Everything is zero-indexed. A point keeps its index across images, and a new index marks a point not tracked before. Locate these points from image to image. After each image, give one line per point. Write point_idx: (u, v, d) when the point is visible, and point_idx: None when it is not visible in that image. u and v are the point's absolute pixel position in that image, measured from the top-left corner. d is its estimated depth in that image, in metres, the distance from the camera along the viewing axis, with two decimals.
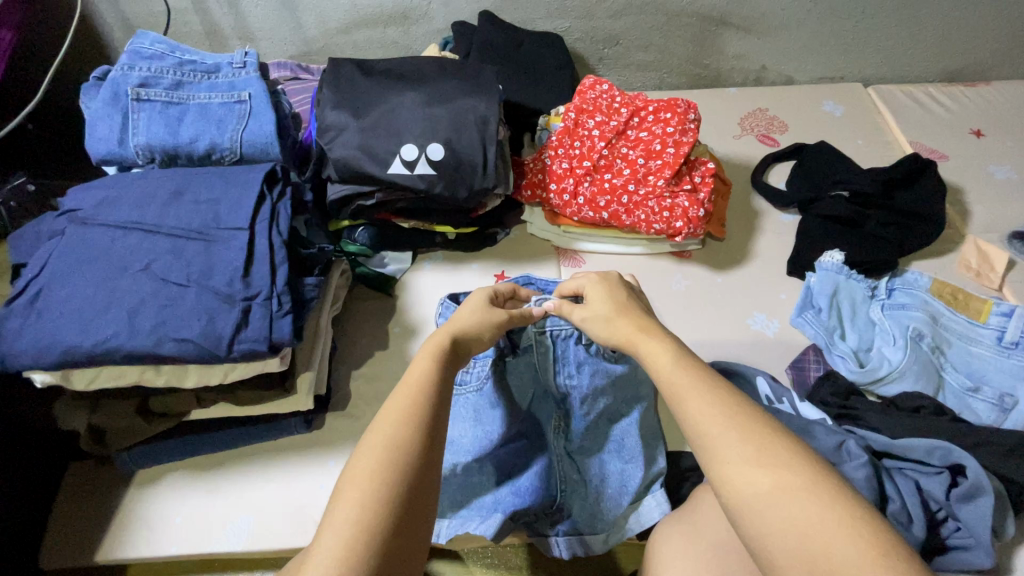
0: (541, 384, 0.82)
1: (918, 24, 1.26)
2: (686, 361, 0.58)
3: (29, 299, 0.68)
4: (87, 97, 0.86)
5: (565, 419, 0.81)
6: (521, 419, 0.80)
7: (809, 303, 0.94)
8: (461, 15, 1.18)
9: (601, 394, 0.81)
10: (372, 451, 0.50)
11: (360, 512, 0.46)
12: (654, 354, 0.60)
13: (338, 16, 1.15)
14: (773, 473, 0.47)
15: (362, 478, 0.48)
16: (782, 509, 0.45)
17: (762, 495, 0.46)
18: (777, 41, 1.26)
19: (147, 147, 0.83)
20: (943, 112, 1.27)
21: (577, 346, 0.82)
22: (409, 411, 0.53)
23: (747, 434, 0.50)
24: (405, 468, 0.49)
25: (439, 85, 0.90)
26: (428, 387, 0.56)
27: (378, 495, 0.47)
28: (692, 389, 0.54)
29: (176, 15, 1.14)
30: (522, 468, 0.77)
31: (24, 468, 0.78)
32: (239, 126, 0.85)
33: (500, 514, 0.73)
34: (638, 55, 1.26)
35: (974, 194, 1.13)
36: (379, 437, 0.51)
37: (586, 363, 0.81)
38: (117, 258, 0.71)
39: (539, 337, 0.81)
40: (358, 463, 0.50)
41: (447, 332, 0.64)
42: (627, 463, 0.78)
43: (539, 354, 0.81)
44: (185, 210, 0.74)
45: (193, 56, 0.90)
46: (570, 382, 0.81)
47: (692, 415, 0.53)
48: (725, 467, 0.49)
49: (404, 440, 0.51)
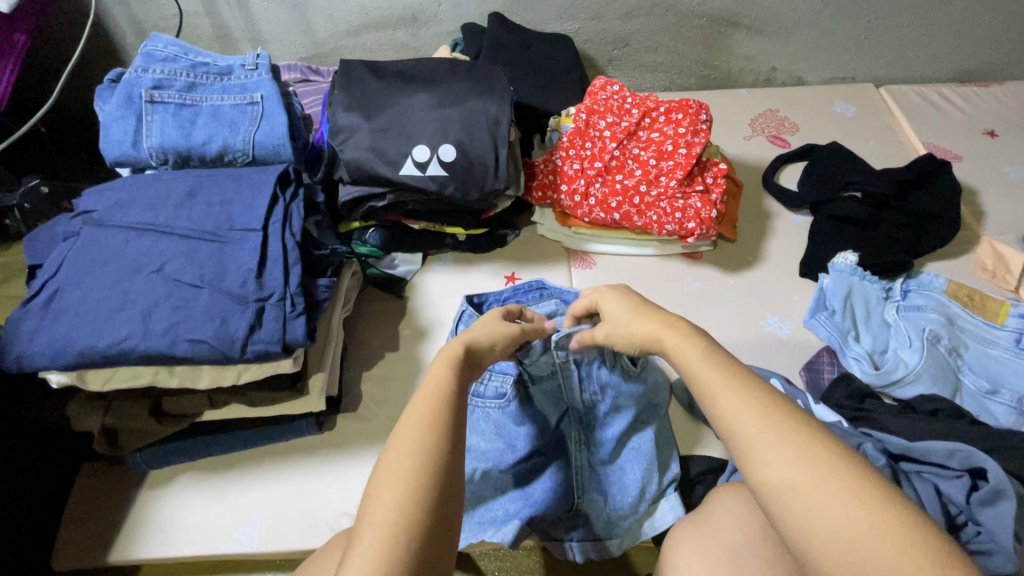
0: (563, 404, 0.80)
1: (930, 24, 1.25)
2: (717, 357, 0.56)
3: (44, 300, 0.69)
4: (101, 99, 0.86)
5: (588, 430, 0.80)
6: (547, 433, 0.79)
7: (822, 304, 0.93)
8: (471, 17, 1.18)
9: (624, 408, 0.80)
10: (401, 455, 0.50)
11: (396, 514, 0.47)
12: (683, 350, 0.58)
13: (348, 19, 1.16)
14: (813, 473, 0.46)
15: (393, 482, 0.49)
16: (823, 512, 0.44)
17: (803, 497, 0.45)
18: (788, 42, 1.26)
19: (161, 149, 0.83)
20: (956, 113, 1.26)
21: (600, 368, 0.80)
22: (433, 415, 0.53)
23: (783, 433, 0.48)
24: (435, 474, 0.50)
25: (450, 86, 0.90)
26: (451, 392, 0.56)
27: (410, 499, 0.48)
28: (724, 386, 0.53)
29: (187, 18, 1.14)
30: (536, 476, 0.77)
31: (36, 469, 0.78)
32: (252, 128, 0.85)
33: (517, 522, 0.73)
34: (648, 56, 1.26)
35: (989, 195, 1.11)
36: (409, 441, 0.51)
37: (609, 382, 0.81)
38: (131, 260, 0.71)
39: (562, 364, 0.80)
40: (388, 469, 0.50)
41: (461, 341, 0.63)
42: (646, 467, 0.77)
43: (562, 380, 0.80)
44: (199, 212, 0.74)
45: (205, 58, 0.91)
46: (592, 401, 0.80)
47: (726, 413, 0.52)
48: (762, 466, 0.48)
49: (430, 446, 0.51)
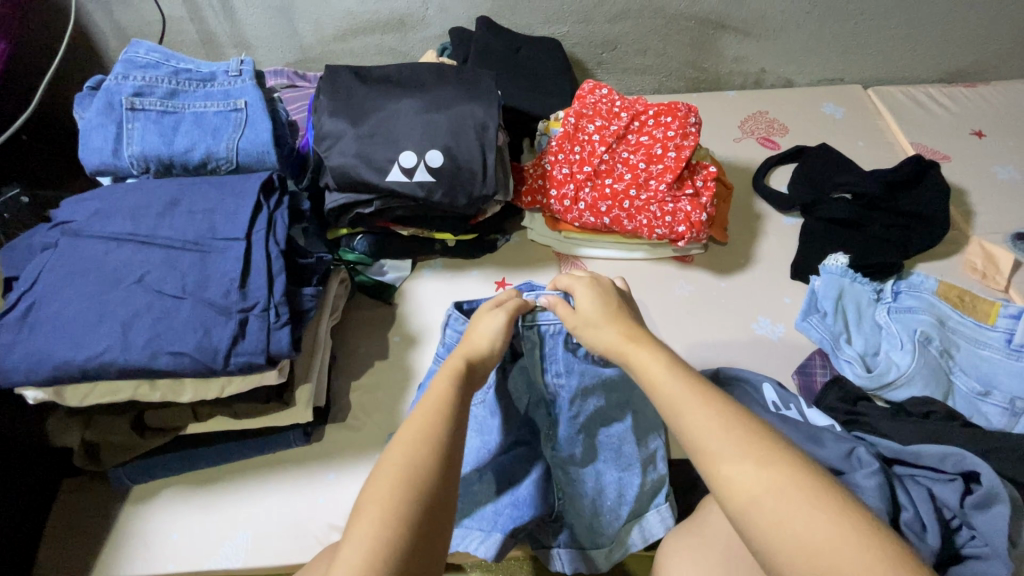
0: (532, 388, 0.79)
1: (917, 26, 1.26)
2: (680, 371, 0.57)
3: (21, 314, 0.67)
4: (80, 107, 0.85)
5: (552, 420, 0.79)
6: (518, 427, 0.78)
7: (814, 307, 0.93)
8: (459, 21, 1.18)
9: (590, 393, 0.78)
10: (384, 484, 0.50)
11: (385, 528, 0.47)
12: (648, 364, 0.59)
13: (334, 23, 1.15)
14: (779, 486, 0.47)
15: (377, 510, 0.48)
16: (787, 524, 0.45)
17: (772, 514, 0.46)
18: (777, 44, 1.26)
19: (142, 157, 0.82)
20: (944, 113, 1.27)
21: (569, 347, 0.78)
22: (426, 431, 0.54)
23: (750, 449, 0.49)
24: (418, 497, 0.50)
25: (437, 92, 0.89)
26: (426, 414, 0.56)
27: (392, 523, 0.48)
28: (689, 403, 0.54)
29: (171, 24, 1.13)
30: (521, 476, 0.75)
31: (16, 484, 0.77)
32: (235, 135, 0.84)
33: (499, 534, 0.72)
34: (637, 60, 1.26)
35: (978, 195, 1.12)
36: (389, 471, 0.51)
37: (576, 362, 0.78)
38: (111, 271, 0.69)
39: (525, 335, 0.77)
40: (373, 497, 0.50)
41: (461, 355, 0.64)
42: (623, 471, 0.77)
43: (529, 354, 0.78)
44: (180, 221, 0.73)
45: (188, 64, 0.90)
46: (558, 382, 0.78)
47: (692, 431, 0.52)
48: (732, 483, 0.48)
49: (424, 469, 0.51)
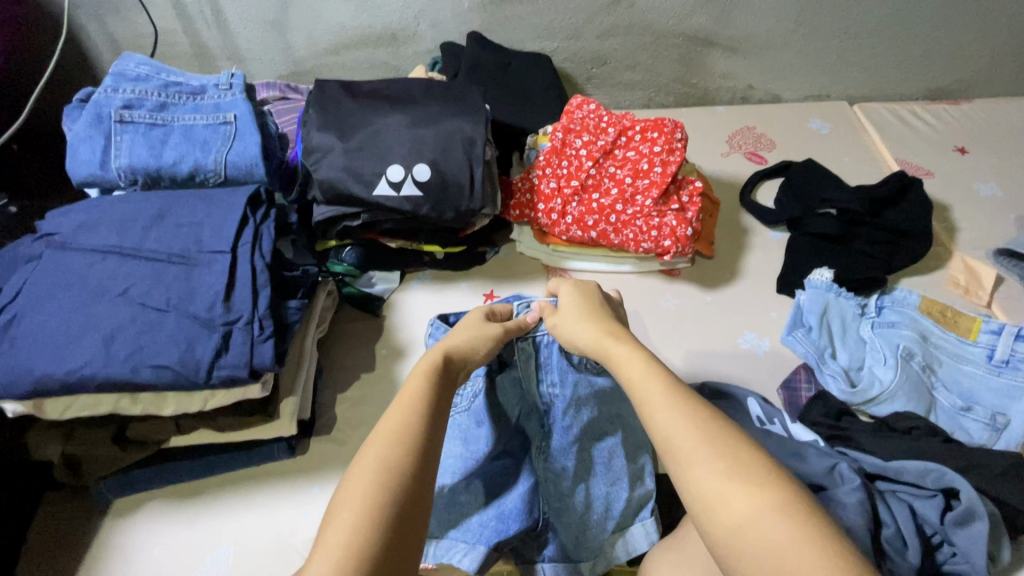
0: (527, 399, 0.81)
1: (900, 45, 1.28)
2: (657, 371, 0.57)
3: (3, 327, 0.66)
4: (69, 118, 0.85)
5: (543, 430, 0.80)
6: (508, 439, 0.79)
7: (799, 321, 0.94)
8: (451, 36, 1.19)
9: (583, 405, 0.80)
10: (355, 484, 0.49)
11: (357, 529, 0.46)
12: (629, 363, 0.59)
13: (326, 37, 1.16)
14: (747, 486, 0.46)
15: (355, 507, 0.47)
16: (749, 525, 0.44)
17: (737, 514, 0.45)
18: (763, 60, 1.28)
19: (130, 169, 0.82)
20: (928, 130, 1.29)
21: (563, 357, 0.81)
22: (400, 432, 0.53)
23: (720, 448, 0.49)
24: (394, 495, 0.49)
25: (425, 107, 0.90)
26: (405, 413, 0.55)
27: (364, 518, 0.46)
28: (666, 403, 0.53)
29: (165, 37, 1.14)
30: (509, 488, 0.76)
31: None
32: (223, 148, 0.84)
33: (483, 547, 0.71)
34: (626, 75, 1.27)
35: (962, 211, 1.14)
36: (364, 466, 0.50)
37: (570, 372, 0.81)
38: (95, 283, 0.69)
39: (522, 345, 0.80)
40: (344, 499, 0.48)
41: (440, 349, 0.65)
42: (612, 485, 0.77)
43: (524, 363, 0.80)
44: (166, 233, 0.73)
45: (179, 78, 0.90)
46: (553, 391, 0.81)
47: (665, 430, 0.52)
48: (698, 482, 0.47)
49: (399, 464, 0.51)
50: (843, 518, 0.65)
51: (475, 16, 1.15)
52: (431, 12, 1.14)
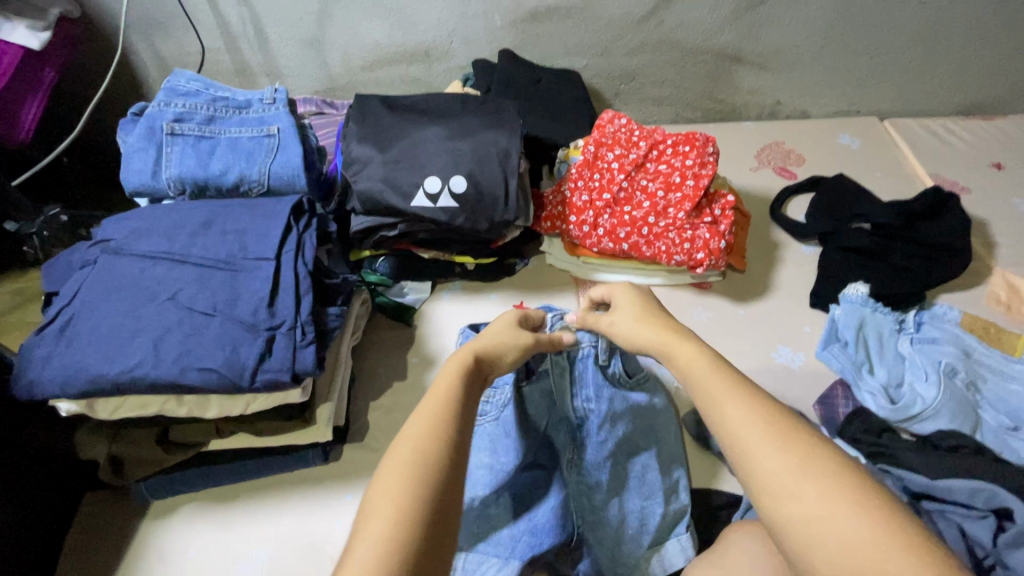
0: (557, 410, 0.80)
1: (933, 61, 1.27)
2: (716, 365, 0.54)
3: (59, 328, 0.69)
4: (123, 131, 0.89)
5: (577, 446, 0.79)
6: (539, 449, 0.79)
7: (835, 336, 0.93)
8: (482, 53, 1.22)
9: (618, 420, 0.80)
10: (388, 480, 0.49)
11: (392, 527, 0.46)
12: (687, 360, 0.56)
13: (362, 55, 1.20)
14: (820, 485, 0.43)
15: (384, 506, 0.47)
16: (822, 521, 0.41)
17: (809, 511, 0.42)
18: (792, 77, 1.28)
19: (180, 179, 0.85)
20: (962, 145, 1.28)
21: (601, 371, 0.80)
22: (432, 429, 0.53)
23: (787, 445, 0.46)
24: (430, 497, 0.48)
25: (461, 120, 0.92)
26: (432, 415, 0.54)
27: (397, 518, 0.46)
28: (732, 397, 0.50)
29: (209, 54, 1.19)
30: (539, 501, 0.75)
31: (41, 497, 0.77)
32: (267, 159, 0.87)
33: (517, 562, 0.71)
34: (654, 91, 1.29)
35: (999, 227, 1.12)
36: (392, 464, 0.50)
37: (605, 387, 0.80)
38: (146, 288, 0.71)
39: (557, 359, 0.78)
40: (377, 495, 0.48)
41: (471, 349, 0.64)
42: (646, 500, 0.77)
43: (557, 376, 0.79)
44: (213, 241, 0.75)
45: (225, 93, 0.94)
46: (587, 406, 0.80)
47: (728, 427, 0.49)
48: (762, 478, 0.45)
49: (431, 460, 0.50)
50: None
51: (507, 34, 1.18)
52: (464, 31, 1.17)
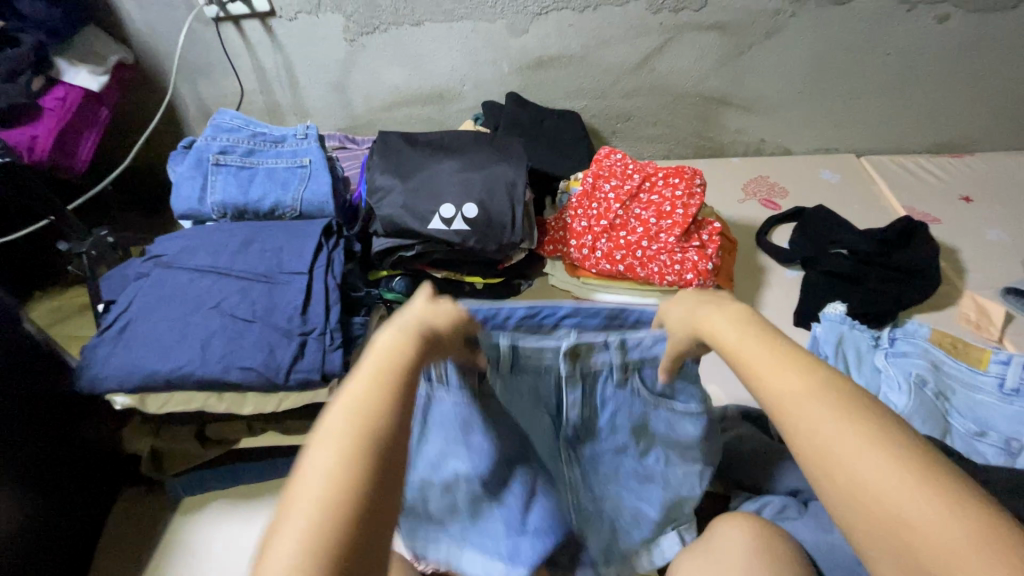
0: (543, 404, 0.66)
1: (903, 105, 1.39)
2: (752, 329, 0.53)
3: (117, 331, 0.78)
4: (174, 162, 1.00)
5: (577, 444, 0.69)
6: (528, 441, 0.68)
7: (816, 351, 1.01)
8: (491, 96, 1.34)
9: (625, 425, 0.68)
10: (325, 447, 0.44)
11: (324, 501, 0.41)
12: (721, 326, 0.55)
13: (383, 97, 1.33)
14: (867, 440, 0.44)
15: (318, 474, 0.42)
16: (867, 475, 0.43)
17: (871, 488, 0.42)
18: (775, 118, 1.40)
19: (222, 204, 0.96)
20: (933, 180, 1.38)
21: (627, 394, 0.66)
22: (375, 389, 0.48)
23: (832, 405, 0.46)
24: (368, 468, 0.43)
25: (473, 154, 1.03)
26: (363, 401, 0.46)
27: (317, 521, 0.40)
28: (781, 371, 0.49)
29: (245, 95, 1.32)
30: (527, 502, 0.64)
31: (84, 489, 0.84)
32: (300, 187, 0.97)
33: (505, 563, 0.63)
34: (648, 130, 1.41)
35: (969, 255, 1.21)
36: (319, 454, 0.44)
37: (627, 393, 0.66)
38: (194, 297, 0.80)
39: (568, 377, 0.63)
40: (314, 462, 0.43)
41: (416, 333, 0.53)
42: (642, 501, 0.74)
43: (548, 381, 0.64)
44: (252, 257, 0.85)
45: (263, 129, 1.05)
46: (595, 409, 0.67)
47: (773, 390, 0.49)
48: (808, 442, 0.45)
49: (371, 425, 0.45)
50: None
51: (514, 79, 1.31)
52: (475, 76, 1.30)
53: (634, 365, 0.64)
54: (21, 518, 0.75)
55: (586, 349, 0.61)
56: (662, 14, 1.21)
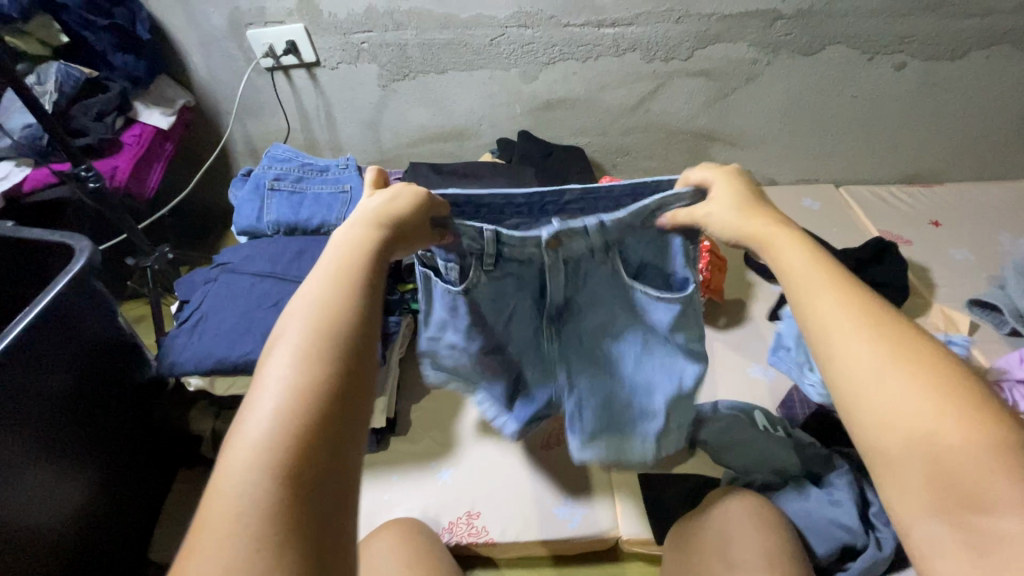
0: (530, 289, 0.72)
1: (874, 140, 1.56)
2: (818, 257, 0.54)
3: (193, 324, 0.93)
4: (235, 187, 1.17)
5: (559, 323, 0.75)
6: (516, 331, 0.75)
7: (783, 345, 1.13)
8: (505, 133, 1.52)
9: (612, 324, 0.74)
10: (289, 340, 0.45)
11: (294, 389, 0.42)
12: (793, 261, 0.54)
13: (410, 134, 1.51)
14: (934, 384, 0.43)
15: (284, 365, 0.43)
16: (921, 413, 0.42)
17: (907, 412, 0.43)
18: (760, 151, 1.57)
19: (277, 222, 1.11)
20: (904, 207, 1.53)
21: (607, 274, 0.69)
22: (342, 281, 0.49)
23: (895, 352, 0.45)
24: (336, 358, 0.44)
25: (493, 181, 1.20)
26: (324, 299, 0.47)
27: (283, 410, 0.41)
28: (830, 296, 0.50)
29: (289, 133, 1.50)
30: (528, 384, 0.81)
31: (151, 465, 0.97)
32: (343, 209, 1.13)
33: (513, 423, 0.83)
34: (646, 163, 1.58)
35: (938, 272, 1.34)
36: (284, 349, 0.45)
37: (613, 284, 0.70)
38: (256, 297, 0.94)
39: (549, 264, 0.67)
40: (280, 354, 0.44)
41: (377, 216, 0.56)
42: (667, 368, 0.76)
43: (530, 270, 0.70)
44: (306, 264, 0.99)
45: (311, 160, 1.22)
46: (573, 296, 0.71)
47: (818, 312, 0.50)
48: (844, 360, 0.47)
49: (338, 318, 0.46)
50: (836, 493, 0.85)
51: (526, 119, 1.49)
52: (491, 116, 1.48)
53: (614, 243, 0.67)
54: (103, 486, 0.87)
55: (566, 236, 0.64)
56: (655, 63, 1.38)
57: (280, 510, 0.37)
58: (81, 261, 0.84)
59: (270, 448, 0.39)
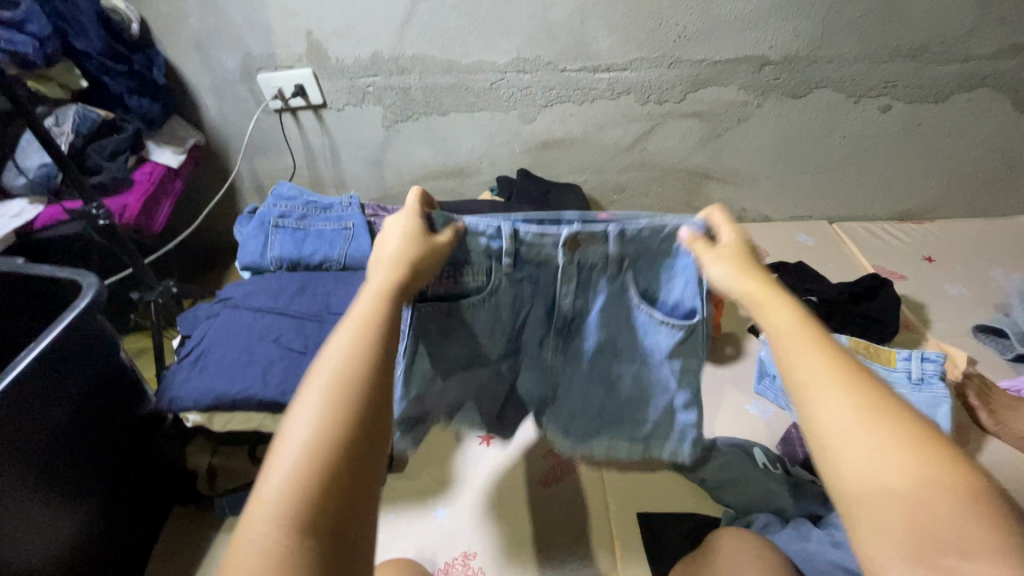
0: (539, 299, 0.72)
1: (865, 178, 1.59)
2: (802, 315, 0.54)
3: (194, 359, 0.94)
4: (241, 224, 1.20)
5: (565, 337, 0.75)
6: (512, 338, 0.75)
7: (765, 372, 1.14)
8: (505, 171, 1.56)
9: (616, 338, 0.75)
10: (320, 381, 0.47)
11: (319, 434, 0.44)
12: (779, 319, 0.55)
13: (412, 172, 1.55)
14: (913, 451, 0.44)
15: (313, 409, 0.46)
16: (893, 478, 0.43)
17: (883, 477, 0.43)
18: (754, 189, 1.61)
19: (279, 258, 1.14)
20: (898, 243, 1.55)
21: (615, 290, 0.71)
22: (366, 327, 0.51)
23: (872, 412, 0.46)
24: (359, 403, 0.47)
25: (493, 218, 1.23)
26: (351, 345, 0.49)
27: (308, 456, 0.43)
28: (810, 353, 0.51)
29: (295, 170, 1.55)
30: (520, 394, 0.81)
31: (148, 500, 0.97)
32: (345, 245, 1.15)
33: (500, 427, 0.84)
34: (643, 200, 1.62)
35: (933, 307, 1.35)
36: (312, 390, 0.47)
37: (618, 301, 0.71)
38: (257, 332, 0.95)
39: (566, 265, 0.68)
40: (309, 397, 0.46)
41: (399, 255, 0.57)
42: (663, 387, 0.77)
43: (543, 276, 0.69)
44: (307, 299, 1.00)
45: (315, 197, 1.25)
46: (580, 306, 0.72)
47: (802, 371, 0.50)
48: (826, 420, 0.47)
49: (366, 364, 0.49)
50: (837, 533, 0.83)
51: (525, 158, 1.53)
52: (492, 155, 1.52)
53: (629, 259, 0.69)
54: (97, 523, 0.86)
55: (586, 240, 0.66)
56: (649, 105, 1.43)
57: (301, 557, 0.40)
58: (88, 296, 0.86)
59: (298, 490, 0.42)
